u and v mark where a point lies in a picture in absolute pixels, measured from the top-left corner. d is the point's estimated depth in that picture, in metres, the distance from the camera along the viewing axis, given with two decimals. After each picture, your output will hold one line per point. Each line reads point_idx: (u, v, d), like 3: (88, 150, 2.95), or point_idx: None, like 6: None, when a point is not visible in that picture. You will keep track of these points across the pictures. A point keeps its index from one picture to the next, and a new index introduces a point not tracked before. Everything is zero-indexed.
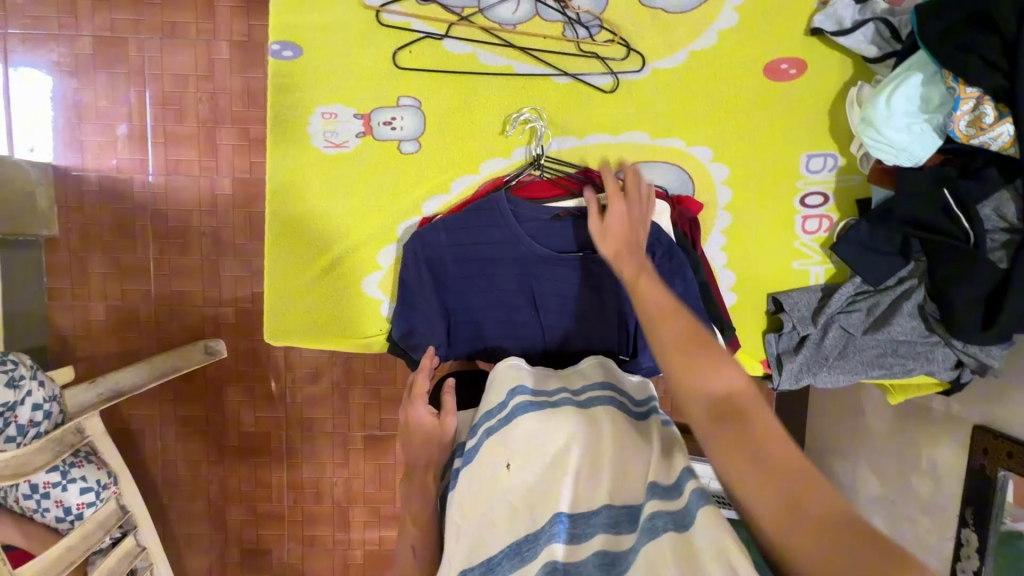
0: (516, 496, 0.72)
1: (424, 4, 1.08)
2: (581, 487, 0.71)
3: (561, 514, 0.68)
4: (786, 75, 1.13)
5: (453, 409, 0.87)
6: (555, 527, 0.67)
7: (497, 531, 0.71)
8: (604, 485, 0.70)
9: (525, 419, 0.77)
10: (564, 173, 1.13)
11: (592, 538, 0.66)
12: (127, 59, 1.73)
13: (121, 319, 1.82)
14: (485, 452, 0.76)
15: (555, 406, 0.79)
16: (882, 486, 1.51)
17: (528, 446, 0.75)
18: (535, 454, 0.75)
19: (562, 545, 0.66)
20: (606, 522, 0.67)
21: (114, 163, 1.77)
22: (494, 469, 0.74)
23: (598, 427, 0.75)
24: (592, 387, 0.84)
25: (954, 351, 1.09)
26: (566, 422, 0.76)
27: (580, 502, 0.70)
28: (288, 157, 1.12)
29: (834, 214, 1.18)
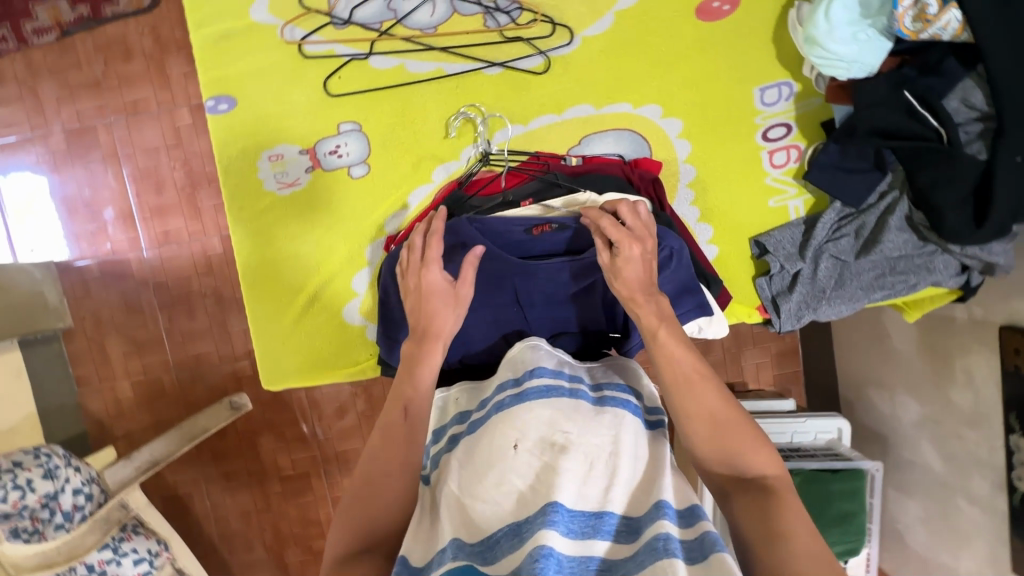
0: (520, 479, 0.67)
1: (344, 28, 1.09)
2: (586, 487, 0.65)
3: (561, 504, 0.61)
4: (719, 12, 1.09)
5: (471, 281, 0.86)
6: (553, 516, 0.60)
7: (498, 512, 0.66)
8: (612, 493, 0.65)
9: (539, 405, 0.72)
10: (521, 161, 1.11)
11: (593, 543, 0.61)
12: (100, 145, 1.79)
13: (147, 392, 1.88)
14: (497, 427, 0.71)
15: (572, 398, 0.74)
16: (923, 408, 1.44)
17: (539, 432, 0.69)
18: (549, 443, 0.68)
19: (559, 535, 0.59)
20: (615, 530, 0.63)
21: (109, 246, 1.83)
22: (500, 447, 0.69)
23: (611, 429, 0.70)
24: (614, 386, 0.79)
25: (954, 256, 1.05)
26: (580, 415, 0.71)
27: (585, 503, 0.64)
28: (246, 206, 1.13)
29: (801, 142, 1.14)
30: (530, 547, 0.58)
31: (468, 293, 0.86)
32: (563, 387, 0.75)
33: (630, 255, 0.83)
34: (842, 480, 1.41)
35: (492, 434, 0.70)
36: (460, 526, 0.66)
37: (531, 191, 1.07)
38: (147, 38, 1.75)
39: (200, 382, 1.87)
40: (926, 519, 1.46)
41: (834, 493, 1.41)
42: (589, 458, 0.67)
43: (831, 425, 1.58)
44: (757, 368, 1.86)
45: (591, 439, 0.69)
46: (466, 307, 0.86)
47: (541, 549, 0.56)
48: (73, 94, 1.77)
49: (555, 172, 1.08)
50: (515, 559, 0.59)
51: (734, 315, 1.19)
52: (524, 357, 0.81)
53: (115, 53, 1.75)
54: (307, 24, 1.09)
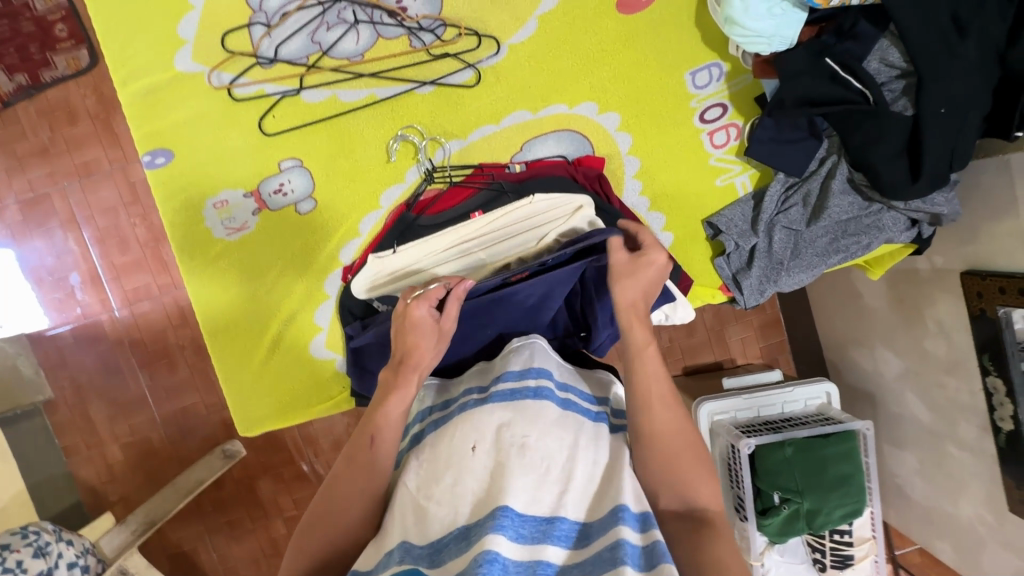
0: (475, 480, 0.66)
1: (271, 67, 1.09)
2: (540, 492, 0.65)
3: (511, 508, 0.61)
4: (639, 3, 1.10)
5: (454, 317, 0.85)
6: (501, 519, 0.59)
7: (450, 513, 0.65)
8: (565, 497, 0.65)
9: (498, 407, 0.72)
10: (468, 173, 1.13)
11: (541, 547, 0.60)
12: (57, 211, 1.77)
13: (138, 453, 1.85)
14: (458, 428, 0.71)
15: (536, 398, 0.72)
16: (903, 361, 1.45)
17: (497, 433, 0.69)
18: (506, 443, 0.68)
19: (507, 541, 0.58)
20: (565, 535, 0.62)
21: (80, 311, 1.80)
22: (458, 448, 0.69)
23: (571, 431, 0.71)
24: (578, 390, 0.79)
25: (901, 212, 1.06)
26: (541, 416, 0.70)
27: (538, 508, 0.63)
28: (198, 255, 1.12)
29: (738, 119, 1.15)
30: (476, 551, 0.57)
31: (449, 330, 0.84)
32: (528, 387, 0.73)
33: (654, 260, 0.85)
34: (836, 444, 1.42)
35: (452, 434, 0.71)
36: (412, 529, 0.66)
37: (478, 203, 1.10)
38: (90, 99, 1.74)
39: (188, 435, 1.84)
40: (923, 470, 1.47)
41: (829, 458, 1.41)
42: (546, 462, 0.67)
43: (818, 390, 1.58)
44: (743, 343, 1.86)
45: (551, 443, 0.68)
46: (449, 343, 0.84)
47: (486, 555, 0.56)
48: (23, 164, 1.75)
49: (500, 180, 1.11)
50: (461, 562, 0.58)
51: (698, 298, 1.20)
52: (508, 356, 0.82)
53: (60, 118, 1.74)
54: (233, 68, 1.09)
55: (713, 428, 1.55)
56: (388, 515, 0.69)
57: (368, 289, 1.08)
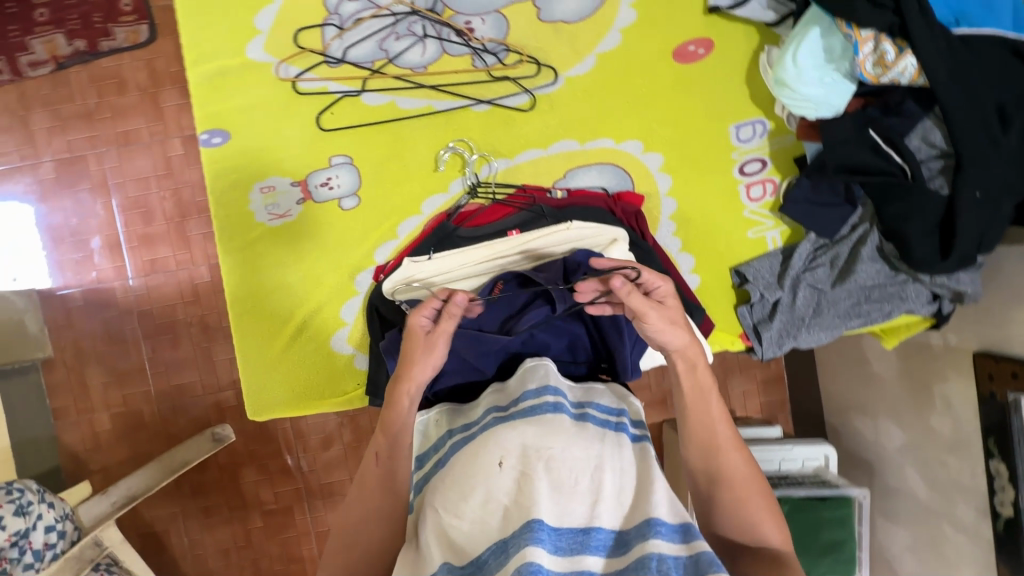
0: (505, 497, 0.67)
1: (337, 66, 1.13)
2: (570, 504, 0.66)
3: (544, 521, 0.62)
4: (694, 55, 1.15)
5: (447, 329, 0.84)
6: (538, 533, 0.60)
7: (482, 526, 0.66)
8: (597, 506, 0.66)
9: (522, 424, 0.72)
10: (512, 192, 1.16)
11: (579, 556, 0.61)
12: (91, 174, 1.80)
13: (127, 424, 1.83)
14: (482, 444, 0.72)
15: (554, 413, 0.73)
16: (906, 434, 1.45)
17: (523, 448, 0.70)
18: (530, 457, 0.69)
19: (546, 553, 0.59)
20: (601, 545, 0.63)
21: (95, 275, 1.81)
22: (485, 466, 0.69)
23: (593, 445, 0.71)
24: (593, 403, 0.79)
25: (925, 284, 1.09)
26: (562, 433, 0.71)
27: (572, 519, 0.65)
28: (238, 237, 1.15)
29: (776, 176, 1.19)
30: (517, 563, 0.58)
31: (440, 344, 0.83)
32: (547, 403, 0.74)
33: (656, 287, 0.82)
34: (834, 508, 1.40)
35: (477, 451, 0.71)
36: (448, 550, 0.67)
37: (517, 222, 1.12)
38: (142, 72, 1.78)
39: (181, 414, 1.83)
40: (915, 547, 1.45)
41: (826, 521, 1.40)
42: (574, 471, 0.68)
43: (818, 452, 1.58)
44: (744, 395, 1.86)
45: (576, 456, 0.69)
46: (441, 352, 0.83)
47: (529, 567, 0.56)
48: (65, 125, 1.78)
49: (540, 204, 1.13)
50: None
51: (716, 343, 1.21)
52: (523, 375, 0.82)
53: (110, 86, 1.78)
54: (301, 62, 1.13)
55: None
56: (422, 530, 0.70)
57: (398, 291, 1.09)
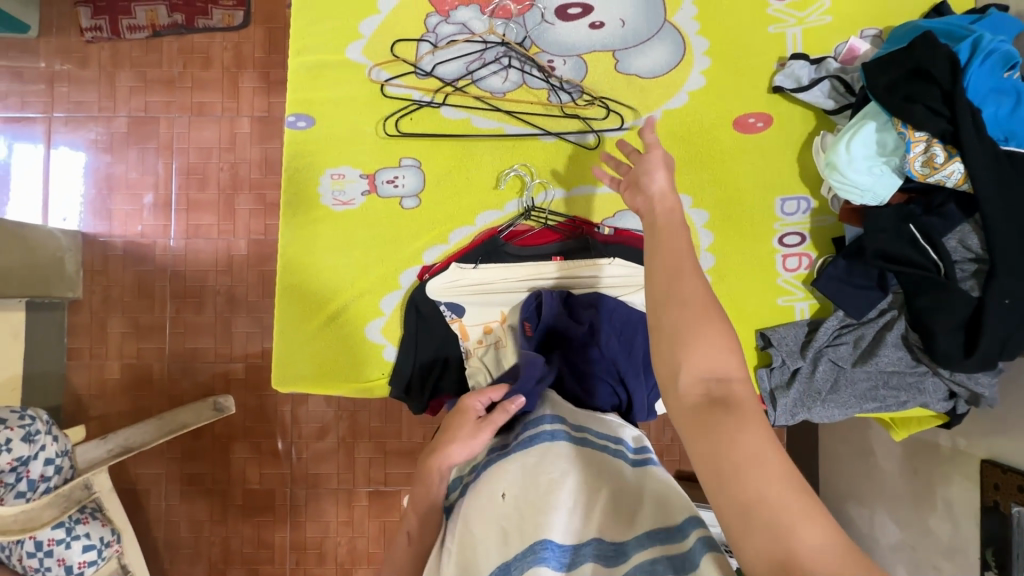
0: (507, 525, 0.71)
1: (425, 78, 1.23)
2: (573, 521, 0.70)
3: (551, 541, 0.67)
4: (754, 127, 1.23)
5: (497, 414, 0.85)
6: (543, 552, 0.65)
7: (487, 553, 0.69)
8: (595, 521, 0.70)
9: (522, 454, 0.77)
10: (563, 219, 1.21)
11: (581, 567, 0.66)
12: (158, 135, 1.90)
13: (136, 377, 1.87)
14: (486, 476, 0.76)
15: (553, 441, 0.78)
16: (902, 532, 1.43)
17: (525, 478, 0.75)
18: (530, 483, 0.74)
19: (550, 570, 0.65)
20: (596, 553, 0.67)
21: (139, 229, 1.89)
22: (488, 497, 0.73)
23: (591, 468, 0.76)
24: (593, 433, 0.84)
25: (943, 380, 1.12)
26: (560, 459, 0.76)
27: (573, 537, 0.69)
28: (301, 215, 1.23)
29: (813, 252, 1.24)
30: None
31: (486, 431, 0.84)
32: (545, 431, 0.80)
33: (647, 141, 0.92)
34: None
35: (481, 484, 0.75)
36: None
37: (561, 249, 1.18)
38: (228, 53, 1.90)
39: (190, 376, 1.87)
40: None
41: None
42: (575, 494, 0.73)
43: None
44: None
45: (574, 480, 0.74)
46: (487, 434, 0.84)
47: None
48: (147, 86, 1.89)
49: (587, 237, 1.19)
50: None
51: None
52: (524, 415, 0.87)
53: (196, 60, 1.90)
54: (392, 69, 1.23)
55: None
56: (433, 561, 0.73)
57: (440, 291, 1.16)
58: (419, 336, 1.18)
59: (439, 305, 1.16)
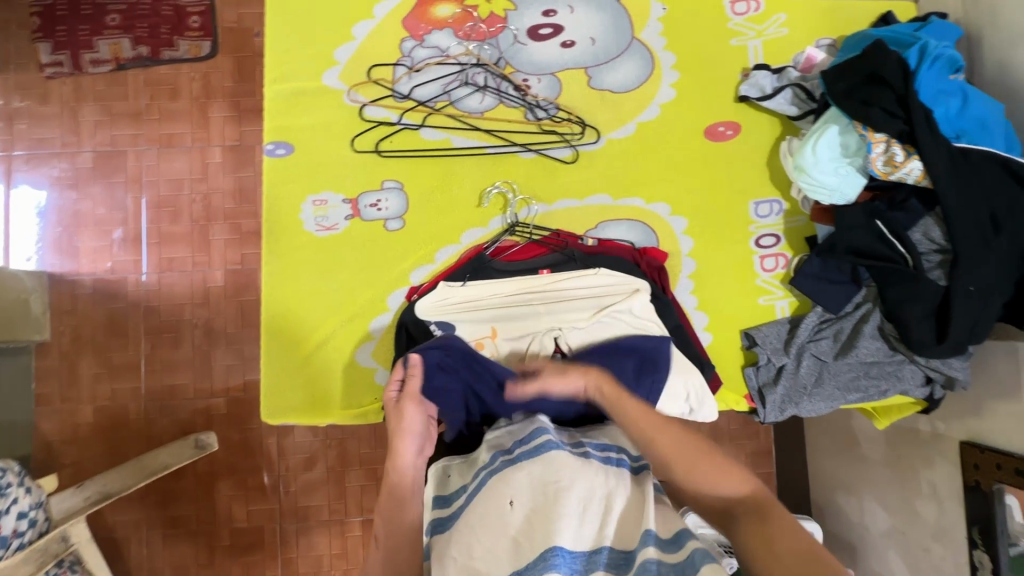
0: (517, 533, 0.74)
1: (402, 101, 1.24)
2: (581, 529, 0.73)
3: (561, 548, 0.70)
4: (724, 135, 1.28)
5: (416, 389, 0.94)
6: (554, 559, 0.69)
7: (498, 563, 0.73)
8: (605, 530, 0.73)
9: (530, 463, 0.78)
10: (548, 233, 1.23)
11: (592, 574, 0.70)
12: (125, 169, 1.86)
13: (111, 419, 1.80)
14: (493, 485, 0.78)
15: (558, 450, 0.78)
16: (891, 518, 1.46)
17: (532, 487, 0.77)
18: (540, 491, 0.76)
19: None
20: (606, 562, 0.71)
21: (108, 266, 1.83)
22: (495, 506, 0.76)
23: (600, 474, 0.77)
24: (594, 444, 0.83)
25: (920, 367, 1.17)
26: (568, 466, 0.76)
27: (581, 544, 0.72)
28: (283, 244, 1.21)
29: (788, 252, 1.29)
30: None
31: (410, 404, 0.92)
32: (548, 441, 0.79)
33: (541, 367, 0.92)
34: None
35: (487, 493, 0.77)
36: None
37: (548, 262, 1.20)
38: (196, 83, 1.88)
39: (169, 414, 1.81)
40: None
41: None
42: (583, 500, 0.74)
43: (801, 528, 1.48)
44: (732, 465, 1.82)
45: (582, 486, 0.75)
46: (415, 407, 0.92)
47: None
48: (112, 119, 1.86)
49: (572, 248, 1.21)
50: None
51: (722, 402, 1.26)
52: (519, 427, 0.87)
53: (162, 91, 1.87)
54: (369, 93, 1.24)
55: None
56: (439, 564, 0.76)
57: (430, 311, 1.15)
58: None
59: (428, 325, 1.15)
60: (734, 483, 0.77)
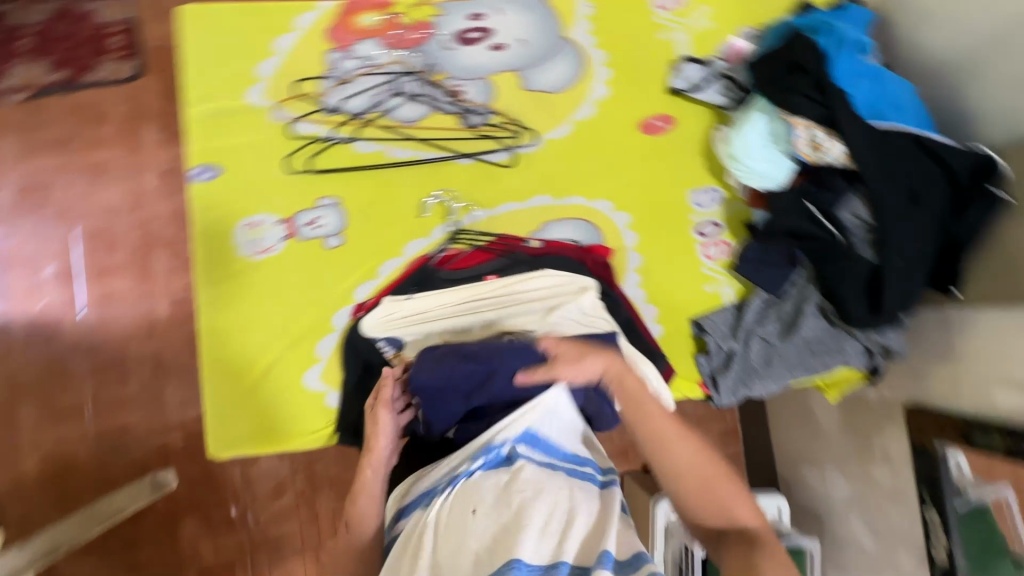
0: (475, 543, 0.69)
1: (332, 114, 1.21)
2: (541, 542, 0.68)
3: (520, 560, 0.66)
4: (659, 128, 1.30)
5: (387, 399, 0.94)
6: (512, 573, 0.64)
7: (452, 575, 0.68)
8: (565, 545, 0.68)
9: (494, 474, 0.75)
10: (491, 240, 1.21)
11: None
12: (51, 202, 1.70)
13: (59, 466, 1.67)
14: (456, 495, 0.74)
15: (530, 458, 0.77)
16: (851, 486, 1.48)
17: (495, 495, 0.73)
18: (509, 496, 0.72)
19: None
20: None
21: (41, 306, 1.68)
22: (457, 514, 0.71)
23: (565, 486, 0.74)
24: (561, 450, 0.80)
25: (860, 340, 1.20)
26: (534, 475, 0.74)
27: (539, 558, 0.67)
28: (218, 271, 1.17)
29: (729, 239, 1.32)
30: None
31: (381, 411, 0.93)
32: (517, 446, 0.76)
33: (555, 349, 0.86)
34: None
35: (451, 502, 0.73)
36: None
37: (494, 267, 1.17)
38: (123, 106, 1.75)
39: (121, 455, 1.67)
40: None
41: None
42: (546, 512, 0.70)
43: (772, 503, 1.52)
44: None
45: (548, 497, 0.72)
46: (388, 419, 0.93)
47: None
48: (32, 150, 1.71)
49: (517, 252, 1.19)
50: None
51: (677, 390, 1.28)
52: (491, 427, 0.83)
53: (88, 116, 1.74)
54: (297, 108, 1.21)
55: (665, 529, 1.43)
56: None
57: (378, 327, 1.12)
58: (361, 376, 1.14)
59: (376, 341, 1.13)
60: (737, 511, 0.77)
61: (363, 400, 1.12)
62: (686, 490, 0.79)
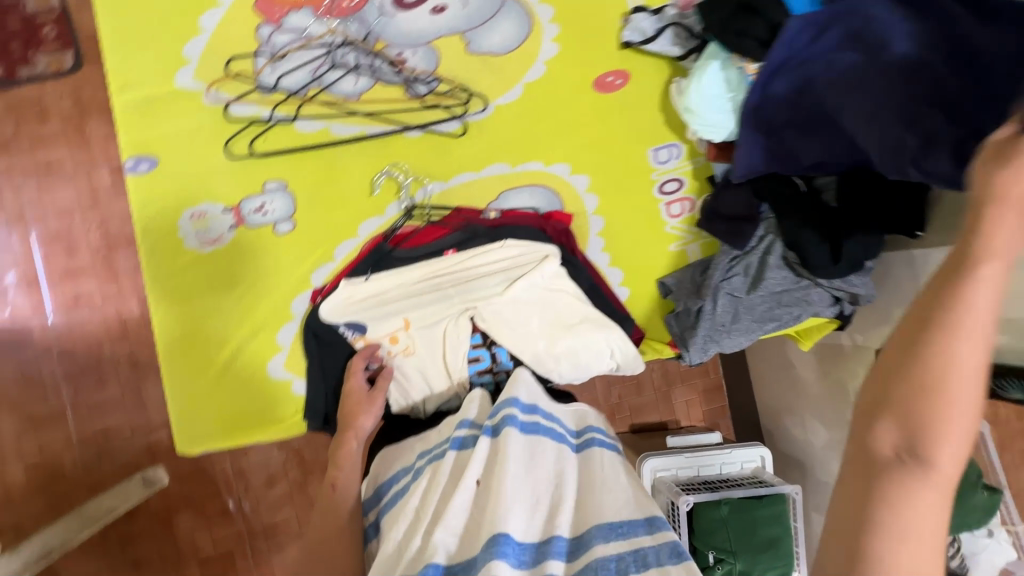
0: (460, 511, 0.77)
1: (270, 94, 1.16)
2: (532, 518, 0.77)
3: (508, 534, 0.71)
4: (613, 85, 1.25)
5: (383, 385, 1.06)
6: (502, 547, 0.69)
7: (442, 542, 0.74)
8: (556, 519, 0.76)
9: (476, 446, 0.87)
10: (448, 214, 1.18)
11: (545, 561, 0.71)
12: (4, 207, 1.57)
13: (45, 474, 1.55)
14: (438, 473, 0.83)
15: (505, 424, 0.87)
16: (829, 432, 1.45)
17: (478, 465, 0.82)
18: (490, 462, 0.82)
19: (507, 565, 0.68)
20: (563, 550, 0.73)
21: (7, 313, 1.57)
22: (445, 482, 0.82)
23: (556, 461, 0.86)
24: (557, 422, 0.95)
25: (826, 288, 1.15)
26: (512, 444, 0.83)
27: (532, 535, 0.75)
28: (166, 265, 1.13)
29: (692, 195, 1.28)
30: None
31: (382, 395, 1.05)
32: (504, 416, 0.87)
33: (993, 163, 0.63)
34: (768, 505, 1.30)
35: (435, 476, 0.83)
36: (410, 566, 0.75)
37: (452, 242, 1.16)
38: (67, 101, 1.59)
39: (112, 460, 1.57)
40: None
41: (761, 520, 1.29)
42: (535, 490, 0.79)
43: (753, 453, 1.45)
44: (686, 406, 1.83)
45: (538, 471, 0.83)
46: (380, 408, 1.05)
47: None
48: None
49: (474, 224, 1.16)
50: None
51: (649, 352, 1.28)
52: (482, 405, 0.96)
53: (28, 115, 1.58)
54: (229, 88, 1.16)
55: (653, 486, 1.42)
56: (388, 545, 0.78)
57: (334, 313, 1.10)
58: (325, 359, 1.13)
59: (337, 327, 1.11)
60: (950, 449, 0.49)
61: (333, 382, 1.13)
62: (925, 384, 0.50)
